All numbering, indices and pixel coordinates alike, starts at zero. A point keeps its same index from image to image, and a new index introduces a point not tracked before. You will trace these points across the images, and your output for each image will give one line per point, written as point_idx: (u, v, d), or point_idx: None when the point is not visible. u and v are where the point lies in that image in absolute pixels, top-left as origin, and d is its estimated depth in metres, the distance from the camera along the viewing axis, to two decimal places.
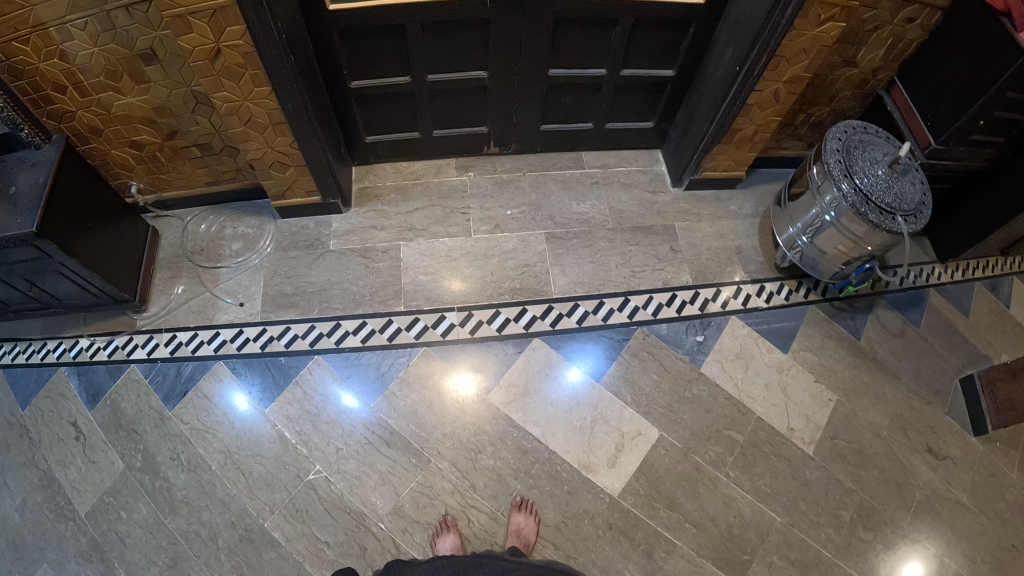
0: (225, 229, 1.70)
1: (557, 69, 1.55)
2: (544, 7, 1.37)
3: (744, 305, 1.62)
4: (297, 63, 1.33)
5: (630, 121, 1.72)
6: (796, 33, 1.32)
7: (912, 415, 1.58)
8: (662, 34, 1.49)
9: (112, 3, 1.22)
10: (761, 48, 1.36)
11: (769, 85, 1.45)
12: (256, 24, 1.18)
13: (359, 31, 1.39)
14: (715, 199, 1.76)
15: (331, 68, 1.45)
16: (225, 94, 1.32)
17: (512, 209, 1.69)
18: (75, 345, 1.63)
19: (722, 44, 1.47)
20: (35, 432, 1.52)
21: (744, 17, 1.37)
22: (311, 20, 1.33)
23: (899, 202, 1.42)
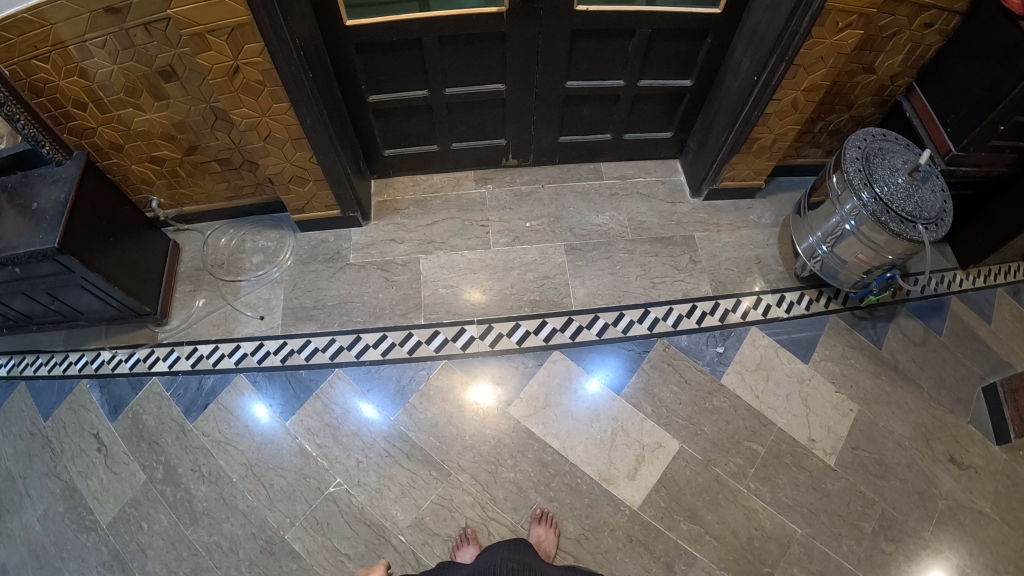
0: (245, 243, 1.69)
1: (575, 81, 1.55)
2: (560, 18, 1.39)
3: (765, 315, 1.60)
4: (315, 78, 1.35)
5: (648, 132, 1.71)
6: (814, 41, 1.32)
7: (934, 424, 1.57)
8: (679, 44, 1.49)
9: (131, 21, 1.25)
10: (778, 54, 1.36)
11: (787, 94, 1.45)
12: (273, 41, 1.21)
13: (376, 46, 1.41)
14: (735, 208, 1.73)
15: (349, 82, 1.47)
16: (245, 111, 1.34)
17: (532, 221, 1.67)
18: (97, 357, 1.64)
19: (739, 53, 1.47)
20: (57, 443, 1.54)
21: (762, 25, 1.38)
22: (330, 35, 1.36)
23: (921, 210, 1.42)
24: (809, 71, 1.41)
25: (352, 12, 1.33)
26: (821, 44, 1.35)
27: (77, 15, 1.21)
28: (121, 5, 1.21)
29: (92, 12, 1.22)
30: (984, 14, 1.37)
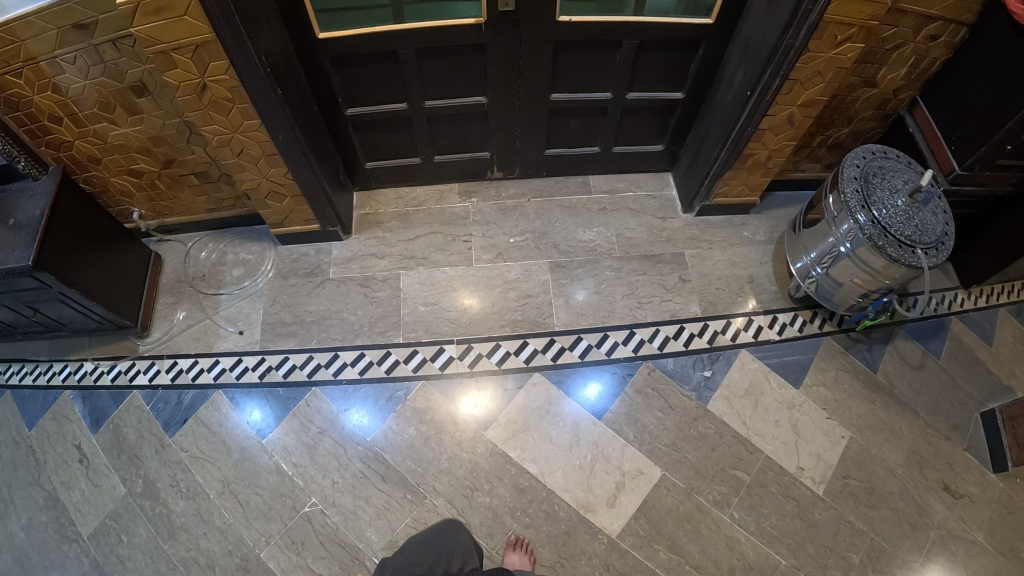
0: (226, 255, 1.67)
1: (559, 94, 1.50)
2: (543, 29, 1.34)
3: (756, 337, 1.54)
4: (285, 94, 1.32)
5: (640, 145, 1.64)
6: (810, 55, 1.26)
7: (929, 451, 1.51)
8: (670, 56, 1.43)
9: (99, 37, 1.22)
10: (772, 70, 1.30)
11: (783, 110, 1.39)
12: (239, 59, 1.18)
13: (351, 59, 1.39)
14: (729, 224, 1.67)
15: (325, 96, 1.45)
16: (216, 127, 1.32)
17: (516, 236, 1.62)
18: (80, 368, 1.63)
19: (732, 67, 1.41)
20: (41, 452, 1.54)
21: (756, 39, 1.32)
22: (303, 48, 1.34)
23: (921, 234, 1.35)
24: (803, 87, 1.35)
25: (326, 25, 1.31)
26: (817, 59, 1.29)
27: (45, 32, 1.19)
28: (87, 22, 1.18)
29: (59, 29, 1.19)
30: (991, 27, 1.29)
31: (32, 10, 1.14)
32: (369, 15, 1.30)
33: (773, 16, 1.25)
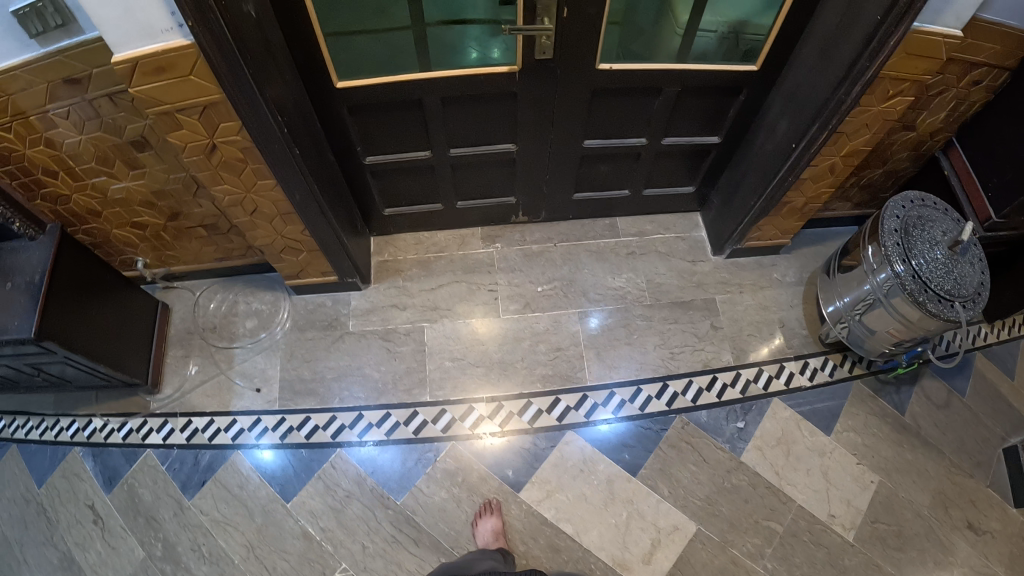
0: (238, 305, 1.58)
1: (593, 140, 1.45)
2: (581, 76, 1.29)
3: (788, 385, 1.52)
4: (300, 152, 1.23)
5: (669, 187, 1.60)
6: (860, 109, 1.23)
7: (954, 490, 1.48)
8: (710, 101, 1.39)
9: (94, 92, 1.11)
10: (819, 123, 1.26)
11: (826, 160, 1.34)
12: (252, 121, 1.10)
13: (372, 107, 1.31)
14: (757, 265, 1.64)
15: (342, 146, 1.37)
16: (226, 187, 1.23)
17: (543, 285, 1.58)
18: (89, 424, 1.54)
19: (775, 114, 1.37)
20: (52, 511, 1.45)
21: (804, 90, 1.27)
22: (317, 95, 1.26)
23: (959, 287, 1.31)
24: (847, 138, 1.30)
25: (346, 75, 1.24)
26: (863, 111, 1.24)
27: (34, 86, 1.08)
28: (80, 75, 1.08)
29: (49, 83, 1.08)
30: None
31: (20, 64, 1.04)
32: (392, 64, 1.23)
33: (825, 71, 1.21)
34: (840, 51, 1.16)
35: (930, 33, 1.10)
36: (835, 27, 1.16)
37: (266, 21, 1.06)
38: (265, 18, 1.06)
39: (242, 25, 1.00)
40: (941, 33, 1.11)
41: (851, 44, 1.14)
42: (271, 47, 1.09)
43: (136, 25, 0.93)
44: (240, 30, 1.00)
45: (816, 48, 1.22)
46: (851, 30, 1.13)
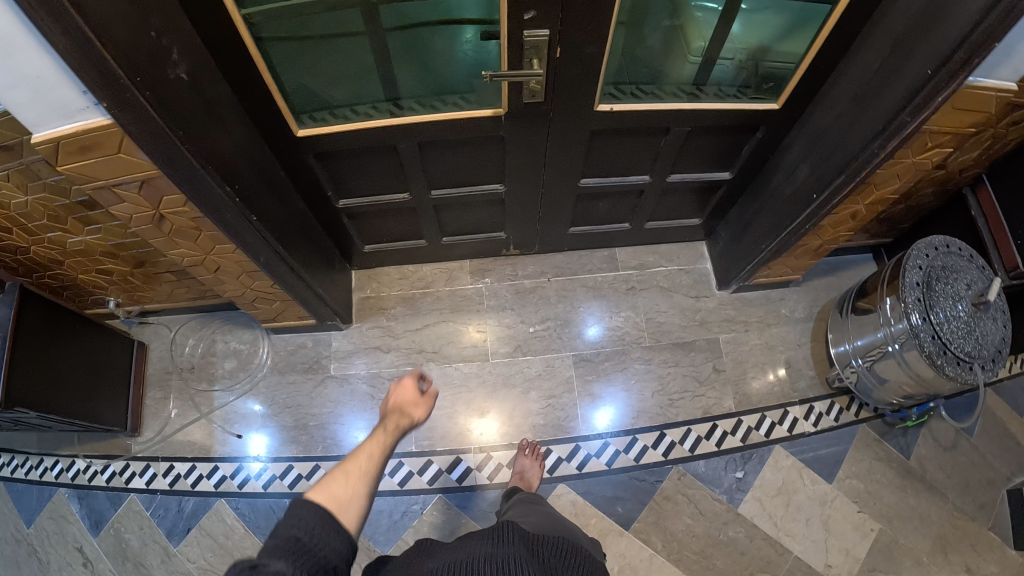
0: (216, 344, 1.53)
1: (590, 179, 1.37)
2: (578, 120, 1.22)
3: (791, 431, 1.45)
4: (259, 213, 1.13)
5: (673, 219, 1.51)
6: (893, 162, 1.11)
7: (954, 535, 1.39)
8: (723, 140, 1.30)
9: (31, 157, 1.00)
10: (847, 175, 1.14)
11: (849, 208, 1.23)
12: (196, 195, 0.99)
13: (348, 154, 1.23)
14: (766, 299, 1.55)
15: (314, 192, 1.28)
16: (183, 251, 1.15)
17: (535, 325, 1.52)
18: (72, 465, 1.48)
19: (795, 157, 1.26)
20: (42, 553, 1.41)
21: (832, 135, 1.16)
22: (283, 150, 1.17)
23: (980, 348, 1.22)
24: (872, 187, 1.17)
25: (307, 121, 1.15)
26: (896, 163, 1.11)
27: None
28: (12, 143, 0.97)
29: None
30: None
31: None
32: (362, 106, 1.14)
33: (861, 120, 1.08)
34: (880, 101, 1.04)
35: (983, 88, 0.97)
36: (877, 71, 1.04)
37: (205, 81, 0.94)
38: (202, 77, 0.93)
39: (176, 91, 0.88)
40: (996, 88, 0.98)
41: (895, 94, 1.01)
42: (209, 105, 0.96)
43: (48, 105, 0.81)
44: (172, 100, 0.88)
45: (850, 93, 1.10)
46: (895, 79, 1.01)
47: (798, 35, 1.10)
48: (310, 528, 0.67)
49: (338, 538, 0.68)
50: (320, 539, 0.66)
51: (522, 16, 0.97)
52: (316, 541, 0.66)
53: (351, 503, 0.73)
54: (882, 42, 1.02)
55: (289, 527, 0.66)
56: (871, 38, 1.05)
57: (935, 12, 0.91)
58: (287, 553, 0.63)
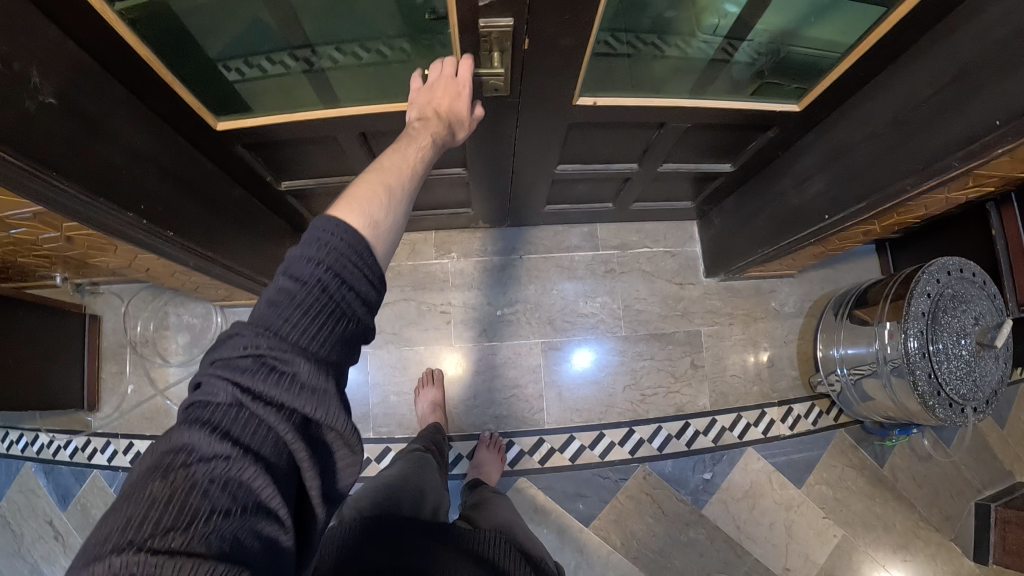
0: (167, 317, 1.44)
1: (568, 164, 1.23)
2: (554, 112, 1.06)
3: (766, 434, 1.39)
4: (182, 217, 1.05)
5: (662, 201, 1.37)
6: (927, 196, 1.01)
7: (915, 544, 1.36)
8: (725, 134, 1.15)
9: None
10: (871, 204, 1.04)
11: (863, 226, 1.14)
12: (96, 224, 0.92)
13: (287, 142, 1.15)
14: (755, 289, 1.46)
15: (248, 176, 1.21)
16: (103, 257, 1.08)
17: (504, 308, 1.42)
18: (36, 439, 1.45)
19: (808, 165, 1.14)
20: (16, 525, 1.44)
21: (858, 153, 1.04)
22: (195, 139, 1.07)
23: (976, 391, 1.19)
24: (895, 213, 1.08)
25: (227, 113, 1.06)
26: (929, 197, 1.01)
27: None
28: None
29: None
30: None
31: None
32: (291, 94, 1.04)
33: (900, 149, 0.97)
34: (924, 137, 0.92)
35: None
36: (926, 100, 0.91)
37: (76, 91, 0.82)
38: (72, 91, 0.82)
39: (44, 120, 0.77)
40: None
41: (948, 133, 0.89)
42: (92, 123, 0.86)
43: None
44: (42, 144, 0.76)
45: (887, 116, 0.98)
46: (950, 118, 0.88)
47: (829, 22, 0.93)
48: (331, 252, 0.54)
49: (366, 275, 0.57)
50: (346, 281, 0.55)
51: (477, 1, 0.80)
52: (341, 288, 0.54)
53: (388, 230, 0.66)
54: (941, 65, 0.88)
55: (306, 265, 0.54)
56: (919, 57, 0.91)
57: (1013, 59, 0.77)
58: (300, 315, 0.52)
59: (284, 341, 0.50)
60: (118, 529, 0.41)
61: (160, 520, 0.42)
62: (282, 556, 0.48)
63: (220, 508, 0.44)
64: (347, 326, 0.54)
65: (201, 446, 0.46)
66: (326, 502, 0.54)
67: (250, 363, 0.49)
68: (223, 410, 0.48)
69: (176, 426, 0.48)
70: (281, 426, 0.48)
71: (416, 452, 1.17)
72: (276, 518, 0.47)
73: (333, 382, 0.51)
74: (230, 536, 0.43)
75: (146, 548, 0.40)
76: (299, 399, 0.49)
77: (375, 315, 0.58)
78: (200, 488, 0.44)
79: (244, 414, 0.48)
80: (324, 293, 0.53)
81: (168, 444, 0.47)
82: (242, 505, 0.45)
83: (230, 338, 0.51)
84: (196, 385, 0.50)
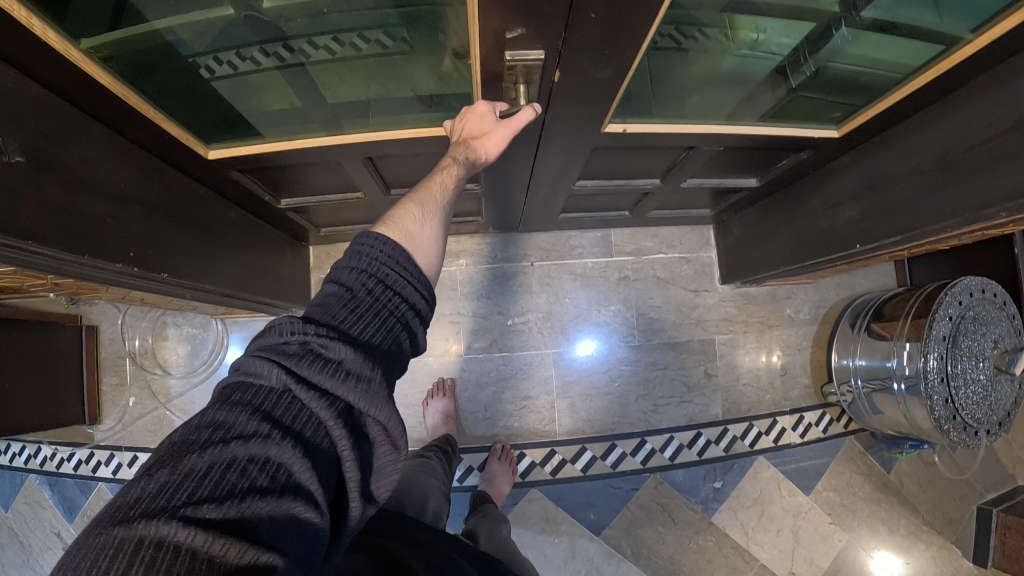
0: (166, 324, 1.45)
1: (587, 181, 1.17)
2: (581, 136, 0.99)
3: (777, 442, 1.40)
4: (171, 251, 1.00)
5: (681, 209, 1.32)
6: (962, 232, 0.97)
7: (917, 547, 1.39)
8: (757, 154, 1.10)
9: None
10: (906, 238, 1.01)
11: (890, 253, 1.12)
12: (82, 276, 0.87)
13: (293, 164, 1.11)
14: (770, 296, 1.45)
15: (247, 196, 1.17)
16: (95, 293, 1.04)
17: (515, 317, 1.39)
18: (39, 452, 1.47)
19: (844, 190, 1.10)
20: (23, 536, 1.49)
21: (900, 184, 1.00)
22: (180, 168, 1.02)
23: (988, 414, 1.19)
24: (924, 243, 1.06)
25: (218, 141, 1.01)
26: (965, 232, 0.98)
27: None
28: None
29: None
30: None
31: None
32: (291, 120, 0.98)
33: (948, 188, 0.92)
34: (976, 179, 0.87)
35: None
36: (982, 142, 0.85)
37: (46, 141, 0.76)
38: (41, 143, 0.75)
39: (13, 184, 0.70)
40: None
41: (1000, 178, 0.83)
42: (70, 176, 0.80)
43: None
44: (12, 215, 0.70)
45: (936, 153, 0.93)
46: (1004, 167, 0.82)
47: (881, 42, 0.82)
48: (375, 264, 0.57)
49: (412, 286, 0.59)
50: (392, 290, 0.57)
51: (505, 32, 0.71)
52: (386, 295, 0.56)
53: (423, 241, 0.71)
54: (1000, 105, 0.81)
55: (350, 274, 0.57)
56: (976, 95, 0.85)
57: None
58: (348, 313, 0.53)
59: (334, 331, 0.51)
60: (154, 493, 0.39)
61: (199, 489, 0.40)
62: (317, 547, 0.45)
63: (260, 484, 0.42)
64: (394, 329, 0.55)
65: (243, 422, 0.44)
66: (365, 503, 0.50)
67: (296, 349, 0.49)
68: (268, 392, 0.47)
69: (214, 404, 0.46)
70: (326, 410, 0.47)
71: (429, 459, 1.18)
72: (318, 505, 0.44)
73: (382, 373, 0.51)
74: (270, 512, 0.41)
75: (183, 513, 0.38)
76: (349, 385, 0.48)
77: (423, 326, 0.60)
78: (242, 462, 0.42)
79: (292, 399, 0.47)
80: (370, 297, 0.55)
81: (205, 420, 0.45)
82: (284, 483, 0.43)
83: (275, 327, 0.51)
84: (238, 367, 0.49)
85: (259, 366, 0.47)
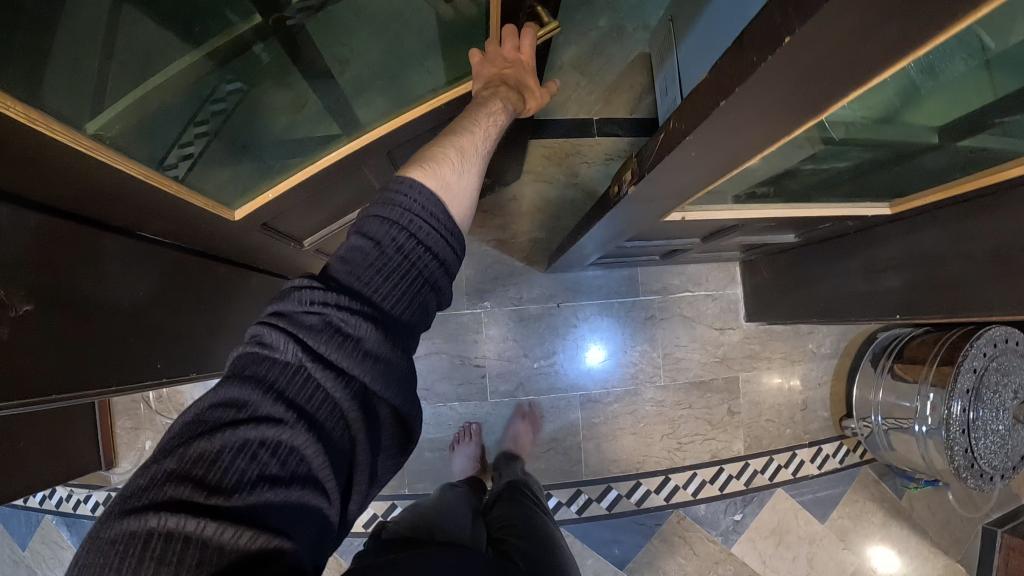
0: None
1: (632, 241, 1.13)
2: (637, 224, 0.95)
3: (795, 474, 1.44)
4: (186, 334, 0.89)
5: (711, 254, 1.31)
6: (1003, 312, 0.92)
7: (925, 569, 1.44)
8: (801, 224, 1.09)
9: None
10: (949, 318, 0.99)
11: None
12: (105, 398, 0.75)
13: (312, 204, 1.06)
14: (793, 331, 1.48)
15: (269, 254, 1.13)
16: None
17: (540, 360, 1.38)
18: (53, 492, 1.46)
19: (883, 257, 1.07)
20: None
21: (938, 261, 0.97)
22: (206, 242, 0.90)
23: (1003, 460, 1.17)
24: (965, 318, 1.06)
25: (241, 198, 0.88)
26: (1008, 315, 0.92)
27: None
28: None
29: None
30: None
31: None
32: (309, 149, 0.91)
33: (997, 281, 0.87)
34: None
35: None
36: None
37: (58, 280, 0.62)
38: (52, 277, 0.61)
39: (25, 337, 0.58)
40: None
41: None
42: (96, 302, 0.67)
43: None
44: (24, 373, 0.58)
45: (987, 246, 0.88)
46: None
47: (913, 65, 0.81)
48: (406, 215, 0.54)
49: (443, 239, 0.56)
50: (423, 244, 0.54)
51: None
52: (417, 251, 0.54)
53: (460, 191, 0.61)
54: None
55: (381, 226, 0.54)
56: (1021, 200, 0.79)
57: None
58: (374, 276, 0.51)
59: (356, 299, 0.49)
60: (164, 480, 0.39)
61: (208, 474, 0.39)
62: (327, 530, 0.45)
63: (272, 471, 0.41)
64: (421, 295, 0.54)
65: (257, 402, 0.43)
66: (371, 483, 0.50)
67: (315, 322, 0.48)
68: (282, 367, 0.45)
69: (227, 377, 0.45)
70: (341, 392, 0.46)
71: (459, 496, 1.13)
72: (328, 493, 0.44)
73: (398, 351, 0.50)
74: (281, 500, 0.41)
75: (193, 500, 0.38)
76: (366, 366, 0.47)
77: (447, 284, 0.57)
78: (254, 447, 0.41)
79: (306, 376, 0.45)
80: (402, 257, 0.53)
81: (218, 396, 0.44)
82: (296, 468, 0.42)
83: (293, 292, 0.49)
84: (253, 336, 0.47)
85: (274, 339, 0.46)
